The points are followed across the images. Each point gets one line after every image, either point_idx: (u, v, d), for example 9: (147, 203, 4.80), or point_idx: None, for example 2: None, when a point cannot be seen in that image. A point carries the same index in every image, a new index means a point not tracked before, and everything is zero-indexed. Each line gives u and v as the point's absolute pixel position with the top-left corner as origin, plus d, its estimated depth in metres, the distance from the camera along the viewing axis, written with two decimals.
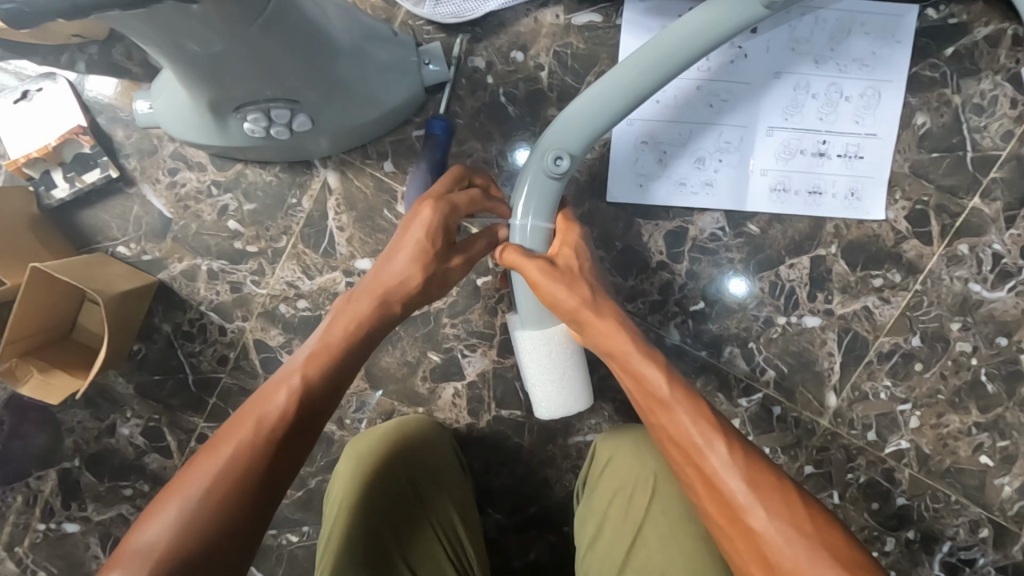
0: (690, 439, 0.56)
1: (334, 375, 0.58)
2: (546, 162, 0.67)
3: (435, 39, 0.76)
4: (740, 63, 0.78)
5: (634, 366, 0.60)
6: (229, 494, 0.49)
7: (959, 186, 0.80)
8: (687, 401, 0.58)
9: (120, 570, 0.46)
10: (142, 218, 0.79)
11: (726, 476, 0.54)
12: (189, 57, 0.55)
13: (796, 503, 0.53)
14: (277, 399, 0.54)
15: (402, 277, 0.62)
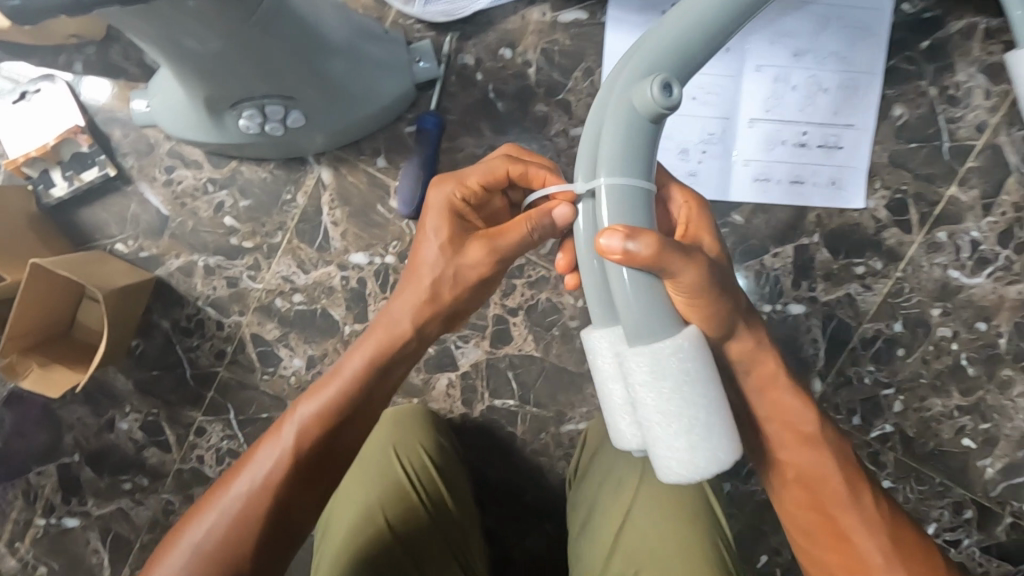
0: (835, 489, 0.60)
1: (338, 415, 0.58)
2: (647, 94, 0.47)
3: (426, 37, 0.78)
4: (722, 57, 0.80)
5: (777, 400, 0.60)
6: (234, 529, 0.55)
7: (936, 175, 0.82)
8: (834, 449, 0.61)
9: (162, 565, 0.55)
10: (140, 215, 0.80)
11: (853, 515, 0.60)
12: (185, 55, 0.57)
13: (922, 561, 0.59)
14: (284, 438, 0.57)
15: (412, 284, 0.58)
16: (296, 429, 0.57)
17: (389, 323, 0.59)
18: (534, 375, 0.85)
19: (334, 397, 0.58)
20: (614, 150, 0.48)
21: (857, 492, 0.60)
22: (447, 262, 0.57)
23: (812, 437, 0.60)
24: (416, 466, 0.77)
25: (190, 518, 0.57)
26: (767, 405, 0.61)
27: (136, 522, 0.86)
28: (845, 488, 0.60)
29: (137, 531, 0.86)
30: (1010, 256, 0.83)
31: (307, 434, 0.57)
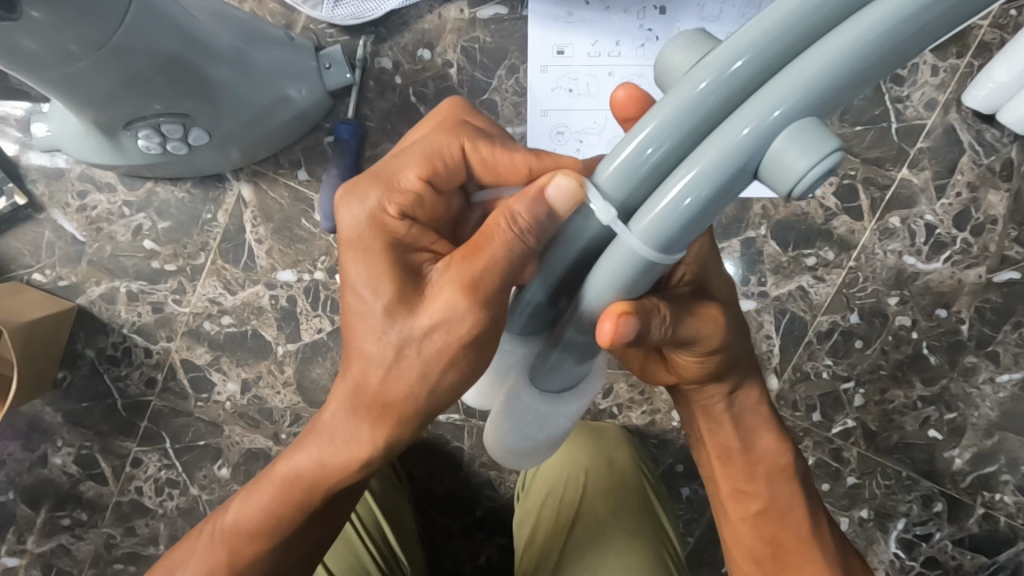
0: (797, 524, 0.58)
1: (260, 533, 0.50)
2: (788, 174, 0.28)
3: (338, 41, 0.74)
4: (652, 47, 0.74)
5: (749, 441, 0.57)
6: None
7: (885, 158, 0.79)
8: (800, 481, 0.59)
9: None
10: (55, 243, 0.77)
11: (808, 557, 0.57)
12: (57, 79, 0.54)
13: None
14: (207, 554, 0.52)
15: (348, 380, 0.43)
16: (220, 550, 0.51)
17: (334, 436, 0.44)
18: None
19: (251, 514, 0.50)
20: (704, 171, 0.29)
21: (817, 536, 0.58)
22: (393, 334, 0.40)
23: (780, 477, 0.58)
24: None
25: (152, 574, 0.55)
26: (737, 445, 0.57)
27: (77, 558, 0.84)
28: (807, 535, 0.58)
29: (78, 567, 0.84)
30: (967, 239, 0.80)
31: (230, 555, 0.51)
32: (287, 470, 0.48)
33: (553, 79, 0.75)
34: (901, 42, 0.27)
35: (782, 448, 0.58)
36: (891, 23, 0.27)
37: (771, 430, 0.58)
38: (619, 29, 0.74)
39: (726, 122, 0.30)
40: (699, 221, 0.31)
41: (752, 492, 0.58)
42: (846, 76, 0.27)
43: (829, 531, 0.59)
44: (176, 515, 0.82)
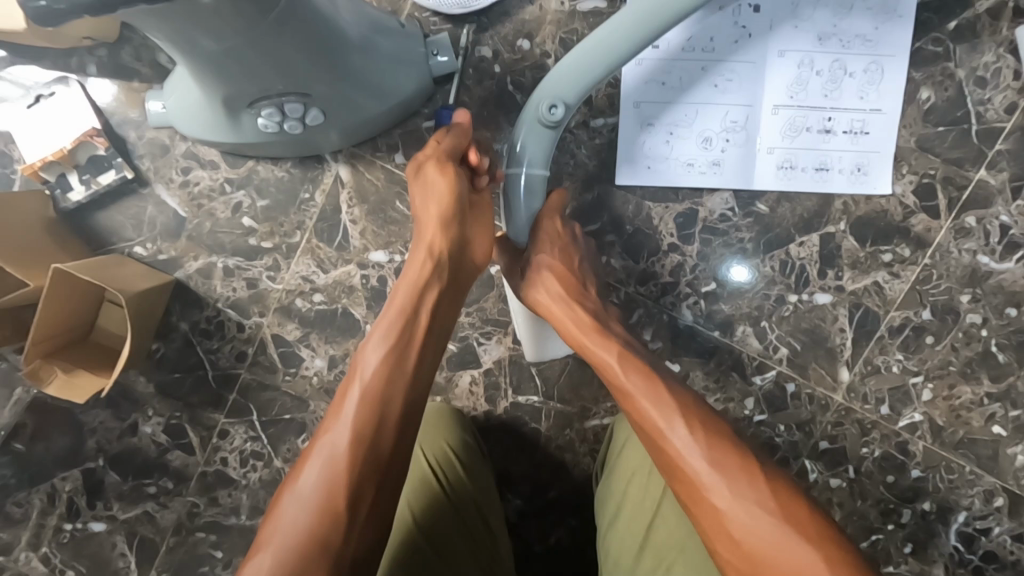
0: (655, 423, 0.60)
1: (387, 376, 0.59)
2: (541, 111, 0.71)
3: (442, 29, 0.77)
4: (744, 43, 0.78)
5: (606, 363, 0.65)
6: (303, 548, 0.50)
7: (964, 158, 0.80)
8: (643, 381, 0.62)
9: (272, 546, 0.50)
10: (157, 217, 0.79)
11: (691, 458, 0.57)
12: (201, 53, 0.57)
13: (760, 482, 0.55)
14: (335, 435, 0.55)
15: (423, 243, 0.66)
16: (343, 426, 0.55)
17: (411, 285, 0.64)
18: (558, 370, 0.84)
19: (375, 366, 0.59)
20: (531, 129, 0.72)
21: (681, 432, 0.59)
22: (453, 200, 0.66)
23: (638, 388, 0.62)
24: (446, 479, 0.75)
25: (290, 481, 0.54)
26: (596, 363, 0.66)
27: (161, 526, 0.87)
28: (670, 431, 0.59)
29: (162, 534, 0.87)
30: None
31: (357, 418, 0.56)
32: (382, 330, 0.61)
33: (647, 71, 0.78)
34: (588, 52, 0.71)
35: (632, 366, 0.64)
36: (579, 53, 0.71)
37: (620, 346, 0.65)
38: (712, 25, 0.78)
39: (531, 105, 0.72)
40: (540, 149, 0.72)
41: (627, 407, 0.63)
42: (568, 69, 0.71)
43: (721, 437, 0.59)
44: (259, 486, 0.85)
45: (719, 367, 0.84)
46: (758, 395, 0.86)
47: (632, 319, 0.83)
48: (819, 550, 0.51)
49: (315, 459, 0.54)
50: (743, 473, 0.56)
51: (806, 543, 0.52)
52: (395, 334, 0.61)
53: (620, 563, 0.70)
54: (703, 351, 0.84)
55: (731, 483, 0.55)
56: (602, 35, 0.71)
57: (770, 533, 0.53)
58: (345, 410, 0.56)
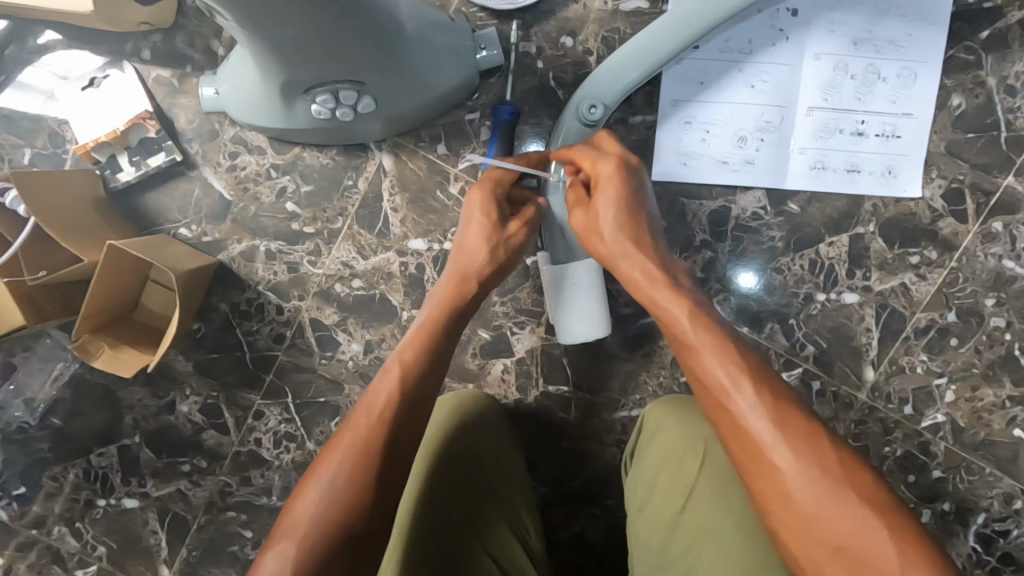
0: (718, 380, 0.57)
1: (407, 401, 0.59)
2: (581, 111, 0.74)
3: (488, 25, 0.79)
4: (781, 46, 0.80)
5: (670, 316, 0.62)
6: (329, 534, 0.51)
7: (993, 165, 0.82)
8: (709, 338, 0.59)
9: (291, 539, 0.51)
10: (203, 200, 0.81)
11: (752, 420, 0.55)
12: (265, 37, 0.59)
13: (824, 447, 0.53)
14: (352, 441, 0.56)
15: (458, 269, 0.70)
16: (358, 437, 0.56)
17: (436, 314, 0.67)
18: (588, 360, 0.86)
19: (397, 388, 0.60)
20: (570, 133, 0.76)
21: (747, 391, 0.56)
22: (489, 234, 0.71)
23: (708, 349, 0.59)
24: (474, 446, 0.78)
25: (310, 475, 0.55)
26: (662, 318, 0.63)
27: (193, 503, 0.88)
28: (735, 388, 0.56)
29: (194, 512, 0.88)
30: None
31: (374, 433, 0.57)
32: (414, 350, 0.63)
33: (686, 71, 0.80)
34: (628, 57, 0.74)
35: (695, 320, 0.61)
36: (619, 60, 0.74)
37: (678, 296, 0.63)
38: (750, 28, 0.80)
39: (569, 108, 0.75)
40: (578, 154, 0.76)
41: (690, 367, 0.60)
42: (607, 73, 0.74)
43: (786, 400, 0.56)
44: (291, 467, 0.87)
45: None
46: None
47: None
48: (880, 517, 0.50)
49: (336, 457, 0.55)
50: (804, 435, 0.53)
51: (866, 509, 0.50)
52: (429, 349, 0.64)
53: (649, 547, 0.72)
54: None
55: (795, 451, 0.53)
56: (640, 40, 0.73)
57: (819, 491, 0.51)
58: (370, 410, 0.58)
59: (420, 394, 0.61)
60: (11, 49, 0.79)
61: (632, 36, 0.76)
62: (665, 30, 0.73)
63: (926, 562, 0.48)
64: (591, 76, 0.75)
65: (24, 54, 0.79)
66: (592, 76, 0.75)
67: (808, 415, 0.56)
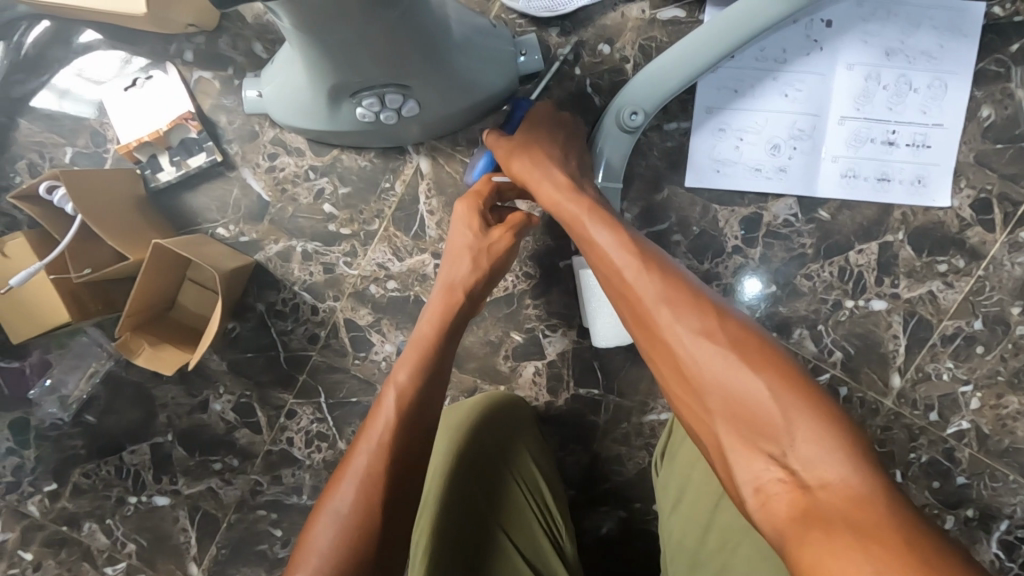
0: (653, 312, 0.56)
1: (409, 424, 0.60)
2: (622, 117, 0.75)
3: (527, 31, 0.80)
4: (815, 56, 0.81)
5: (604, 254, 0.62)
6: (342, 561, 0.52)
7: (1021, 175, 0.83)
8: (641, 269, 0.58)
9: (308, 565, 0.52)
10: (241, 200, 0.82)
11: (684, 345, 0.53)
12: (322, 42, 0.60)
13: (761, 359, 0.51)
14: (362, 460, 0.57)
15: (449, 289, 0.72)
16: (366, 458, 0.57)
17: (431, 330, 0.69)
18: (619, 364, 0.87)
19: (397, 407, 0.61)
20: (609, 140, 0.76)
21: (677, 316, 0.54)
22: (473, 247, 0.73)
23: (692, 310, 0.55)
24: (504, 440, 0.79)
25: (324, 501, 0.56)
26: (597, 259, 0.63)
27: (224, 502, 0.89)
28: (665, 315, 0.55)
29: (224, 510, 0.89)
30: None
31: (382, 455, 0.57)
32: (407, 372, 0.64)
33: (721, 79, 0.81)
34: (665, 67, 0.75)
35: (627, 252, 0.60)
36: (656, 70, 0.75)
37: (613, 233, 0.62)
38: (785, 37, 0.81)
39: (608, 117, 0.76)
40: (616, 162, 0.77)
41: (666, 331, 0.55)
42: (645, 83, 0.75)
43: (718, 315, 0.54)
44: (323, 467, 0.87)
45: None
46: None
47: None
48: (818, 421, 0.47)
49: (346, 482, 0.56)
50: (736, 348, 0.51)
51: (803, 413, 0.48)
52: (424, 363, 0.66)
53: (684, 544, 0.75)
54: None
55: (750, 373, 0.50)
56: (678, 50, 0.75)
57: (756, 403, 0.49)
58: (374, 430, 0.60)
59: (426, 414, 0.62)
60: (56, 50, 0.80)
61: (670, 45, 0.77)
62: (703, 41, 0.74)
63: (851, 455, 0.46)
64: (629, 85, 0.76)
65: (69, 55, 0.80)
66: (629, 85, 0.76)
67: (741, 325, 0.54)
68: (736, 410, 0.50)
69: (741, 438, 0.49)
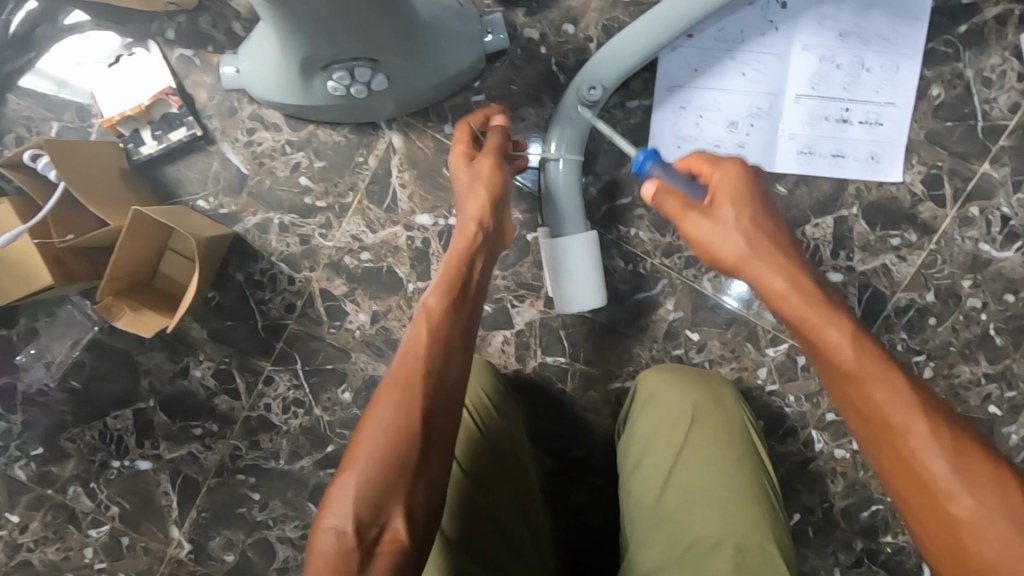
0: (851, 367, 0.60)
1: (439, 350, 0.63)
2: (581, 92, 0.79)
3: (495, 12, 0.83)
4: (771, 36, 0.85)
5: (788, 294, 0.64)
6: (386, 468, 0.56)
7: (970, 152, 0.87)
8: (832, 322, 0.61)
9: (354, 472, 0.56)
10: (221, 173, 0.85)
11: (892, 406, 0.57)
12: (291, 13, 0.63)
13: (944, 429, 0.56)
14: (406, 373, 0.61)
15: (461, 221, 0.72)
16: (413, 371, 0.61)
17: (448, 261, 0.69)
18: (585, 333, 0.90)
19: (433, 330, 0.64)
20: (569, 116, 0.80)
21: (878, 374, 0.58)
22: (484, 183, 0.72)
23: (804, 281, 0.64)
24: (475, 413, 0.80)
25: (369, 412, 0.60)
26: (773, 294, 0.65)
27: (204, 466, 0.92)
28: (878, 378, 0.58)
29: (204, 475, 0.92)
30: None
31: (420, 370, 0.61)
32: (437, 296, 0.66)
33: (681, 58, 0.85)
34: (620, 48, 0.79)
35: (810, 300, 0.63)
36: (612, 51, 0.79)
37: (788, 277, 0.64)
38: (744, 19, 0.84)
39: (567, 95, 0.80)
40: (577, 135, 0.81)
41: (770, 288, 0.65)
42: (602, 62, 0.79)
43: (897, 386, 0.58)
44: (299, 432, 0.91)
45: (735, 338, 0.90)
46: (770, 366, 0.91)
47: (656, 288, 0.89)
48: (1000, 487, 0.54)
49: (392, 394, 0.60)
50: (927, 420, 0.56)
51: (993, 483, 0.54)
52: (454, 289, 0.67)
53: (642, 505, 0.76)
54: (721, 322, 0.90)
55: (938, 443, 0.55)
56: (633, 31, 0.78)
57: (943, 469, 0.55)
58: (416, 342, 0.63)
59: (447, 334, 0.64)
60: (43, 27, 0.83)
61: (629, 24, 0.81)
62: (657, 21, 0.78)
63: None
64: (587, 65, 0.80)
65: (55, 33, 0.83)
66: (589, 63, 0.80)
67: (914, 394, 0.58)
68: (914, 477, 0.57)
69: (869, 408, 0.59)
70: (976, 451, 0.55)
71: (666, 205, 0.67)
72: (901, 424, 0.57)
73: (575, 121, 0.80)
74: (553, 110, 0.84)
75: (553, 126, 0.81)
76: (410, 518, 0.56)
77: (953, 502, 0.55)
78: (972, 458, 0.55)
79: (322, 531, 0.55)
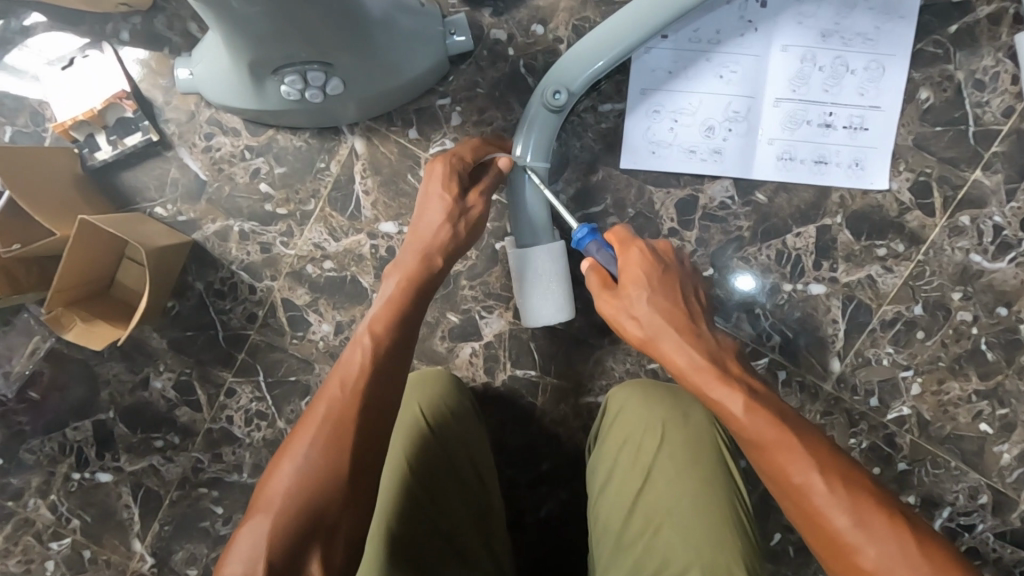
0: (747, 430, 0.57)
1: (376, 377, 0.60)
2: (546, 96, 0.76)
3: (460, 11, 0.80)
4: (749, 37, 0.81)
5: (686, 356, 0.61)
6: (297, 511, 0.52)
7: (960, 158, 0.83)
8: (725, 385, 0.59)
9: (263, 515, 0.52)
10: (179, 179, 0.83)
11: (794, 466, 0.55)
12: (232, 16, 0.60)
13: (846, 481, 0.54)
14: (325, 409, 0.57)
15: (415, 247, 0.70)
16: (332, 407, 0.57)
17: (406, 283, 0.67)
18: (555, 345, 0.87)
19: (366, 359, 0.60)
20: (535, 121, 0.77)
21: (772, 434, 0.56)
22: (451, 216, 0.70)
23: (694, 341, 0.62)
24: (436, 430, 0.78)
25: (285, 449, 0.56)
26: (671, 362, 0.62)
27: (166, 479, 0.90)
28: (769, 441, 0.56)
29: (166, 487, 0.90)
30: None
31: (346, 407, 0.57)
32: (381, 325, 0.63)
33: (655, 60, 0.81)
34: (587, 50, 0.75)
35: (705, 362, 0.61)
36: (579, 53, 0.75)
37: (683, 339, 0.62)
38: (720, 18, 0.81)
39: (533, 100, 0.77)
40: (543, 142, 0.77)
41: (668, 355, 0.62)
42: (568, 64, 0.76)
43: (793, 444, 0.56)
44: (262, 445, 0.88)
45: None
46: None
47: None
48: (912, 537, 0.52)
49: (309, 427, 0.56)
50: (826, 474, 0.54)
51: (906, 536, 0.52)
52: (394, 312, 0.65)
53: (608, 528, 0.73)
54: None
55: (841, 499, 0.53)
56: (601, 33, 0.75)
57: (851, 527, 0.52)
58: (346, 372, 0.59)
59: (382, 366, 0.60)
60: None
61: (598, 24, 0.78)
62: (625, 21, 0.74)
63: (936, 559, 0.51)
64: (554, 68, 0.77)
65: (8, 35, 0.81)
66: (555, 66, 0.77)
67: (814, 449, 0.56)
68: (828, 538, 0.54)
69: (769, 470, 0.57)
70: (879, 497, 0.54)
71: (590, 281, 0.68)
72: (800, 481, 0.54)
73: (542, 126, 0.77)
74: (520, 114, 0.80)
75: (519, 130, 0.77)
76: (328, 560, 0.52)
77: (858, 555, 0.52)
78: (878, 509, 0.53)
79: (227, 570, 0.51)
